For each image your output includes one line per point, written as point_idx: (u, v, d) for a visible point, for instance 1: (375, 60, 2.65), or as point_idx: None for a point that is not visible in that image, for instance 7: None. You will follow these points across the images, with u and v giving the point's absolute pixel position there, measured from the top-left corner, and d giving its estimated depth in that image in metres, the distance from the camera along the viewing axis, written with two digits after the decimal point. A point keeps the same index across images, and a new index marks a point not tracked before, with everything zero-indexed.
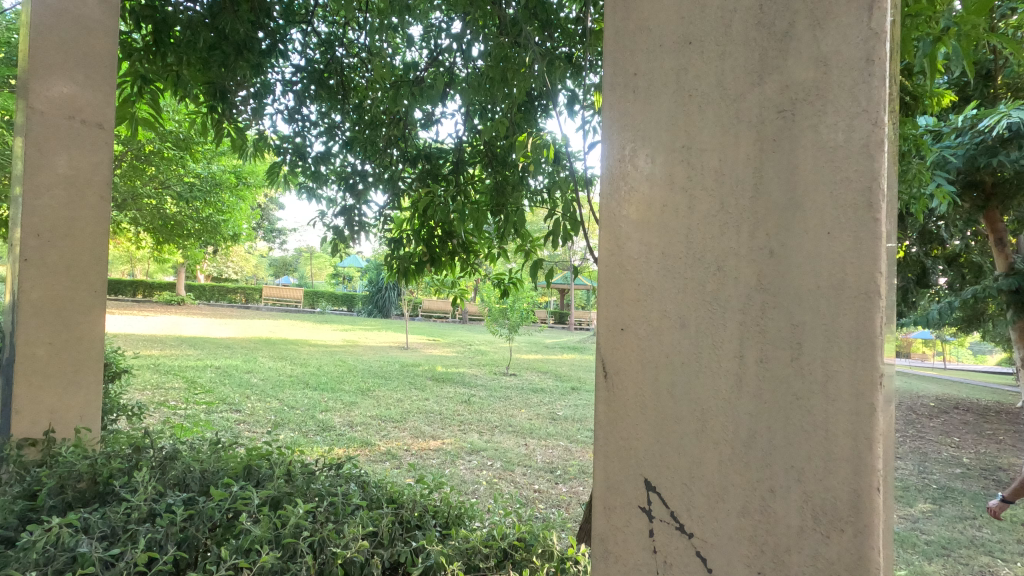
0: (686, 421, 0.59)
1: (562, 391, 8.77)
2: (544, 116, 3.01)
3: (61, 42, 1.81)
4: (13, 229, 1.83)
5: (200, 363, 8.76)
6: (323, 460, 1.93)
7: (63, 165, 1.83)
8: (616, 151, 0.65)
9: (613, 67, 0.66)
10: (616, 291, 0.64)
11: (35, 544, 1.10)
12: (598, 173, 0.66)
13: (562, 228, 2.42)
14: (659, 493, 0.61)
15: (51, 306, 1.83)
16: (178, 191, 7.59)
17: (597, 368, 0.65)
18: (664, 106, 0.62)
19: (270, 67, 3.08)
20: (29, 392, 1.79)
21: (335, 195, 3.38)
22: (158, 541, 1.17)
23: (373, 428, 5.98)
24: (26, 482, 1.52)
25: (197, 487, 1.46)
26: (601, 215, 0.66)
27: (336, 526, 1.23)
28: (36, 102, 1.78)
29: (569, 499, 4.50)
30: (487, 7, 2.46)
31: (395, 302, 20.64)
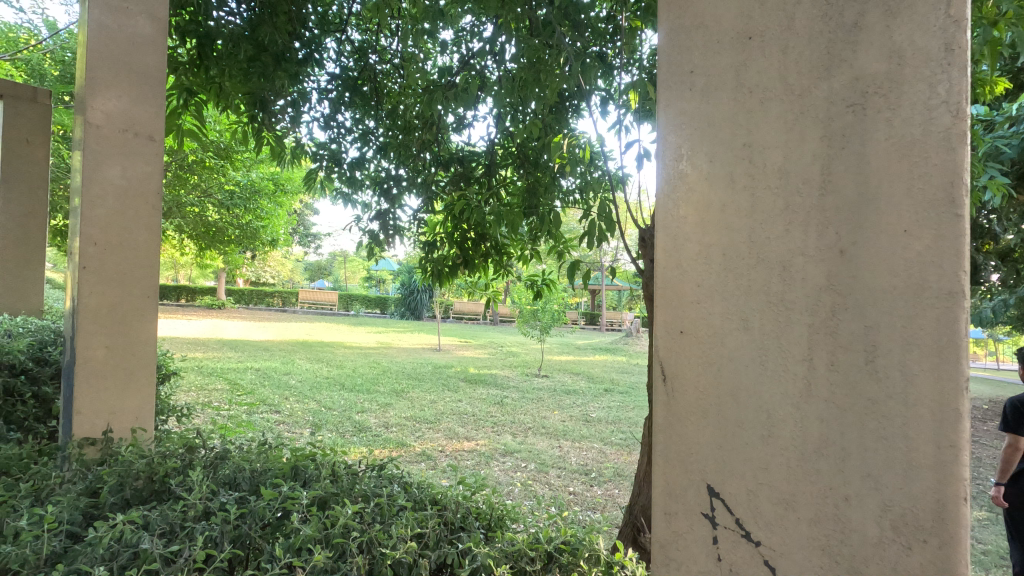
0: (753, 426, 0.57)
1: (595, 393, 8.71)
2: (576, 117, 3.02)
3: (115, 60, 1.90)
4: (70, 238, 1.91)
5: (241, 365, 9.03)
6: (365, 462, 1.96)
7: (119, 176, 1.91)
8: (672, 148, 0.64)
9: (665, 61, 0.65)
10: (674, 292, 0.62)
11: (101, 540, 1.15)
12: (651, 173, 0.65)
13: (597, 227, 2.40)
14: (722, 500, 0.59)
15: (108, 311, 1.91)
16: (220, 199, 7.88)
17: (654, 372, 0.63)
18: (723, 102, 0.61)
19: (307, 75, 3.17)
20: (88, 393, 1.88)
21: (371, 201, 3.44)
22: (214, 539, 1.20)
23: (408, 429, 6.07)
24: (88, 480, 1.59)
25: (247, 486, 1.51)
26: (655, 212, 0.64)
27: (384, 528, 1.25)
28: (93, 116, 1.87)
29: (605, 502, 4.47)
30: (519, 9, 2.48)
31: (427, 304, 20.87)
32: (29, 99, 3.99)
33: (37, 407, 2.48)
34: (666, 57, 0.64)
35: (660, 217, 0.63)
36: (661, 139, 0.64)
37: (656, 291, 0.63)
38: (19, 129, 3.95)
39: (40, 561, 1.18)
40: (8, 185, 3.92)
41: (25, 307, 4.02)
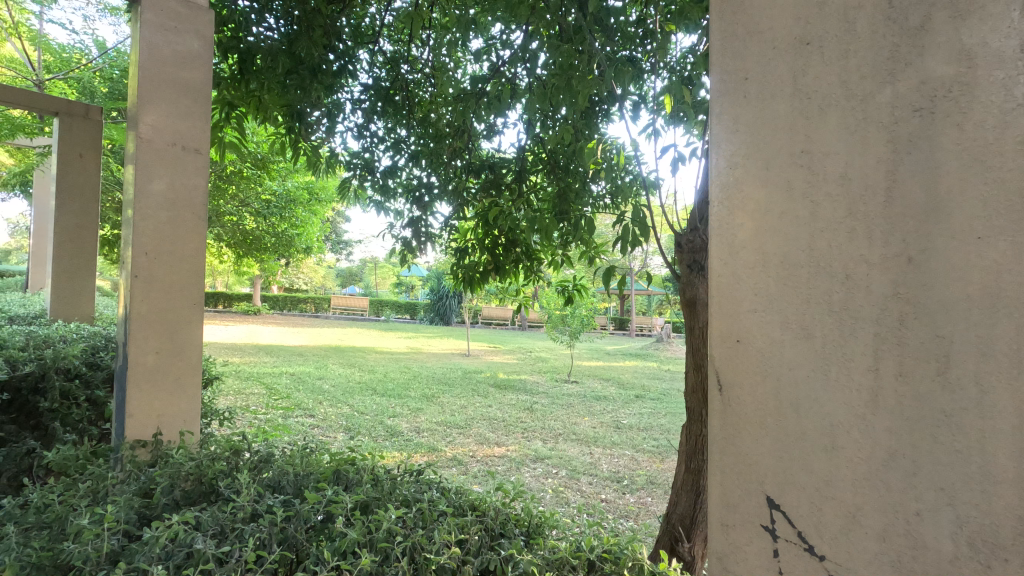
0: (815, 437, 0.59)
1: (626, 399, 8.62)
2: (605, 121, 3.02)
3: (165, 77, 1.98)
4: (123, 248, 2.00)
5: (276, 370, 9.25)
6: (403, 466, 1.99)
7: (164, 188, 1.98)
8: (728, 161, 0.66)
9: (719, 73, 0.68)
10: (732, 303, 0.64)
11: (156, 540, 1.19)
12: (706, 182, 0.67)
13: (631, 232, 2.37)
14: (784, 511, 0.61)
15: (159, 318, 1.99)
16: (257, 208, 8.12)
17: (711, 381, 0.66)
18: (779, 109, 0.62)
19: (341, 87, 3.26)
20: (140, 397, 1.95)
21: (403, 209, 3.49)
22: (263, 540, 1.24)
23: (439, 434, 6.12)
24: (142, 481, 1.65)
25: (291, 490, 1.55)
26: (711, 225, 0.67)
27: (426, 533, 1.26)
28: (144, 131, 1.95)
29: (638, 510, 4.41)
30: (547, 16, 2.50)
31: (456, 309, 21.04)
32: (82, 116, 4.24)
33: (90, 410, 2.60)
34: (723, 67, 0.66)
35: (716, 231, 0.66)
36: (716, 152, 0.66)
37: (711, 303, 0.66)
38: (73, 144, 4.17)
39: (99, 559, 1.23)
40: (63, 197, 4.12)
41: (78, 314, 4.21)
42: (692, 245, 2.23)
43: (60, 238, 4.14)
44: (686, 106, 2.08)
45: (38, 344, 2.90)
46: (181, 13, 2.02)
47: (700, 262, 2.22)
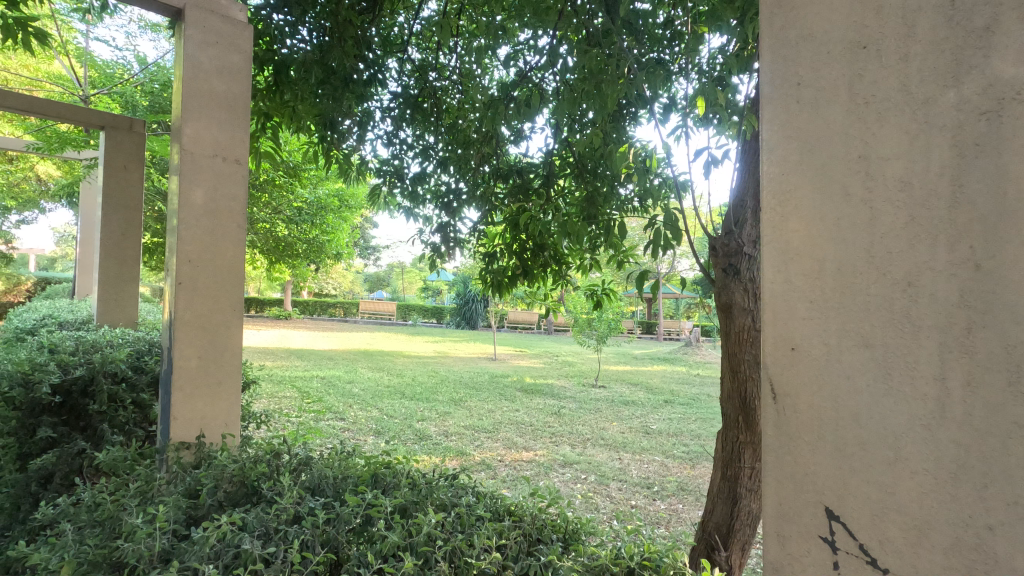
0: (877, 448, 0.59)
1: (655, 404, 8.52)
2: (633, 124, 3.02)
3: (209, 90, 2.05)
4: (166, 256, 2.06)
5: (307, 374, 9.43)
6: (436, 470, 2.00)
7: (202, 198, 2.04)
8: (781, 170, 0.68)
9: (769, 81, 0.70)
10: (786, 312, 0.66)
11: (206, 540, 1.24)
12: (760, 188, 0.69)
13: (662, 235, 2.34)
14: (843, 521, 0.62)
15: (201, 324, 2.05)
16: (289, 215, 8.32)
17: (765, 390, 0.67)
18: (833, 116, 0.63)
19: (371, 95, 3.32)
20: (184, 400, 2.02)
21: (432, 215, 3.53)
22: (308, 541, 1.27)
23: (468, 438, 6.14)
24: (187, 481, 1.70)
25: (331, 493, 1.58)
26: (763, 232, 0.69)
27: (466, 537, 1.28)
28: (188, 143, 2.01)
29: (669, 517, 4.35)
30: (574, 20, 2.50)
31: (482, 314, 21.16)
32: (127, 129, 4.41)
33: (135, 412, 2.69)
34: (775, 76, 0.68)
35: (768, 240, 0.68)
36: (768, 161, 0.68)
37: (764, 313, 0.68)
38: (118, 156, 4.33)
39: (152, 557, 1.28)
40: (109, 207, 4.29)
41: (122, 319, 4.37)
42: (727, 249, 2.22)
43: (106, 246, 4.30)
44: (720, 107, 2.05)
45: (87, 348, 3.02)
46: (222, 28, 2.08)
47: (734, 266, 2.21)
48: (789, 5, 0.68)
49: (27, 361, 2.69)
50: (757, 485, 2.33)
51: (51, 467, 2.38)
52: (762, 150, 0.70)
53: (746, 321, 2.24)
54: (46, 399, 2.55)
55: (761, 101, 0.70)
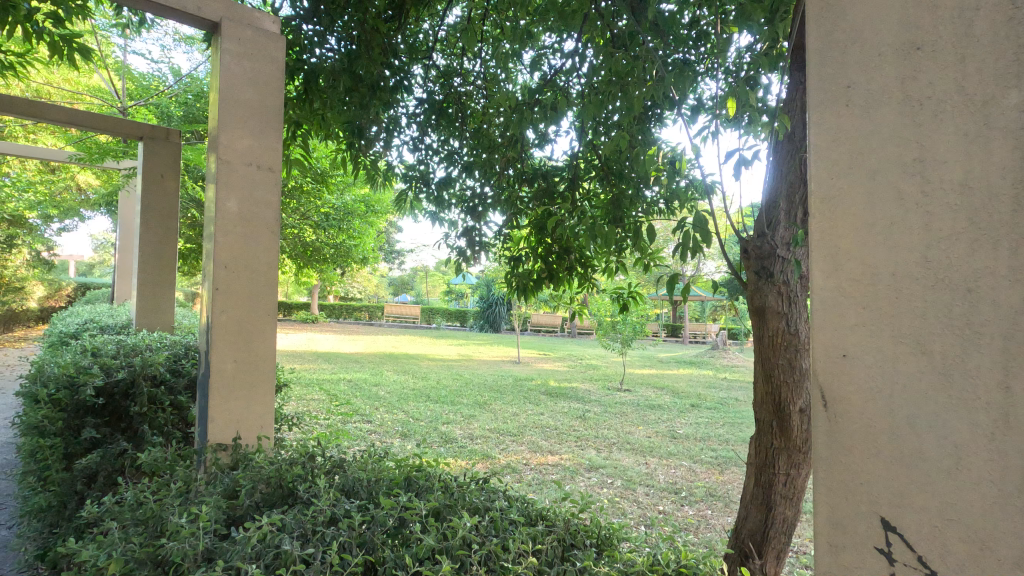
0: (936, 456, 0.63)
1: (681, 408, 8.41)
2: (659, 125, 3.01)
3: (246, 100, 2.12)
4: (204, 262, 2.12)
5: (334, 376, 9.56)
6: (466, 474, 2.01)
7: (234, 207, 2.09)
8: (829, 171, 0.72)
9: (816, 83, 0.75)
10: (836, 318, 0.70)
11: (249, 540, 1.27)
12: (809, 189, 0.73)
13: (691, 239, 2.32)
14: (900, 532, 0.66)
15: (234, 328, 2.10)
16: (317, 220, 8.50)
17: (815, 399, 0.72)
18: (886, 117, 0.68)
19: (398, 102, 3.36)
20: (218, 402, 2.06)
21: (457, 219, 3.52)
22: (347, 544, 1.29)
23: (493, 441, 6.15)
24: (225, 482, 1.74)
25: (365, 495, 1.59)
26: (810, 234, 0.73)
27: (501, 542, 1.28)
28: (224, 153, 2.06)
29: (698, 523, 4.29)
30: (599, 23, 2.50)
31: (505, 317, 21.22)
32: (163, 139, 4.54)
33: (174, 414, 2.77)
34: (823, 78, 0.73)
35: (815, 246, 0.72)
36: (815, 161, 0.73)
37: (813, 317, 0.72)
38: (155, 165, 4.46)
39: (196, 556, 1.32)
40: (147, 216, 4.42)
41: (160, 323, 4.53)
42: (759, 251, 2.18)
43: (144, 252, 4.44)
44: (751, 107, 2.02)
45: (127, 351, 3.12)
46: (258, 40, 2.15)
47: (768, 269, 2.17)
48: (837, 8, 0.73)
49: (72, 363, 2.79)
50: (794, 493, 2.28)
51: (95, 467, 2.48)
52: (810, 151, 0.74)
53: (780, 325, 2.20)
54: (90, 401, 2.66)
55: (808, 104, 0.74)
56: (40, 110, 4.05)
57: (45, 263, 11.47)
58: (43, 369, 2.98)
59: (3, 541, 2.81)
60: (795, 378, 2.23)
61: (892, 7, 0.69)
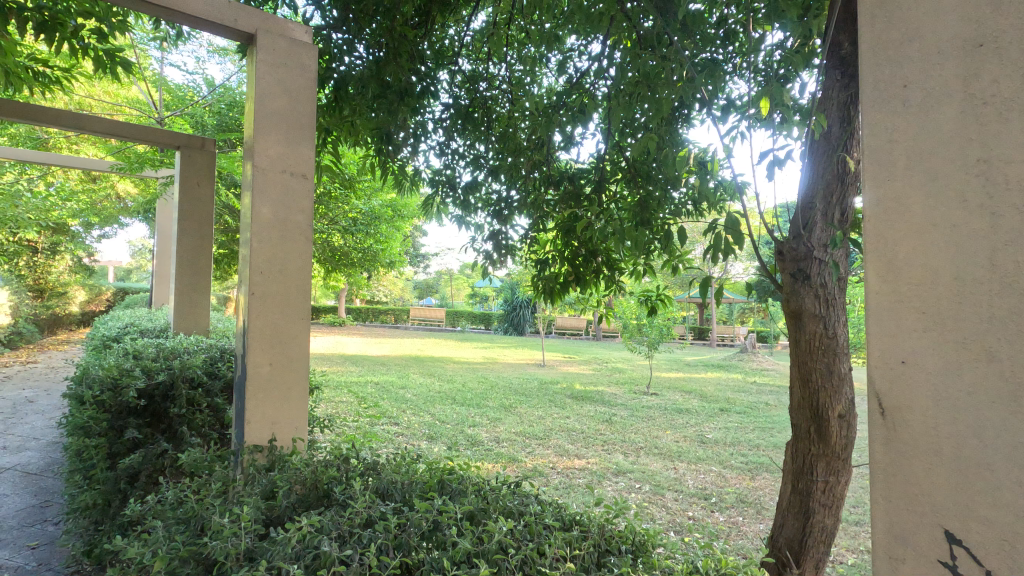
0: (999, 460, 0.73)
1: (709, 413, 8.26)
2: (686, 126, 2.98)
3: (280, 109, 2.16)
4: (240, 266, 2.18)
5: (361, 379, 9.68)
6: (499, 477, 2.01)
7: (268, 213, 2.13)
8: (890, 168, 0.83)
9: (874, 88, 0.86)
10: (896, 327, 0.81)
11: (290, 540, 1.29)
12: (876, 185, 0.84)
13: (722, 241, 2.27)
14: (966, 546, 0.76)
15: (274, 331, 2.15)
16: (346, 225, 8.66)
17: (875, 407, 0.84)
18: (946, 115, 0.78)
19: (424, 107, 3.39)
20: (256, 404, 2.11)
21: (484, 223, 3.51)
22: (385, 546, 1.30)
23: (519, 444, 6.15)
24: (264, 483, 1.78)
25: (399, 498, 1.61)
26: (867, 234, 0.85)
27: (538, 546, 1.29)
28: (260, 161, 2.12)
29: (729, 530, 4.22)
30: (625, 24, 2.47)
31: (530, 320, 21.25)
32: (199, 148, 4.63)
33: (211, 416, 2.87)
34: (882, 82, 0.84)
35: (874, 255, 0.84)
36: (874, 159, 0.84)
37: (873, 320, 0.84)
38: (192, 173, 4.58)
39: (238, 555, 1.35)
40: (184, 223, 4.55)
41: (197, 326, 4.69)
42: (795, 253, 2.12)
43: (182, 256, 4.57)
44: (785, 106, 1.98)
45: (168, 353, 3.22)
46: (286, 48, 2.18)
47: (805, 271, 2.11)
48: (896, 12, 0.84)
49: (115, 366, 2.87)
50: (833, 501, 2.23)
51: (138, 467, 2.58)
52: (870, 151, 0.85)
53: (818, 329, 2.15)
54: (132, 403, 2.75)
55: (866, 106, 0.86)
56: (85, 122, 4.23)
57: (86, 269, 11.87)
58: (87, 371, 3.09)
59: (52, 536, 2.93)
60: (834, 383, 2.17)
61: (948, 15, 0.79)
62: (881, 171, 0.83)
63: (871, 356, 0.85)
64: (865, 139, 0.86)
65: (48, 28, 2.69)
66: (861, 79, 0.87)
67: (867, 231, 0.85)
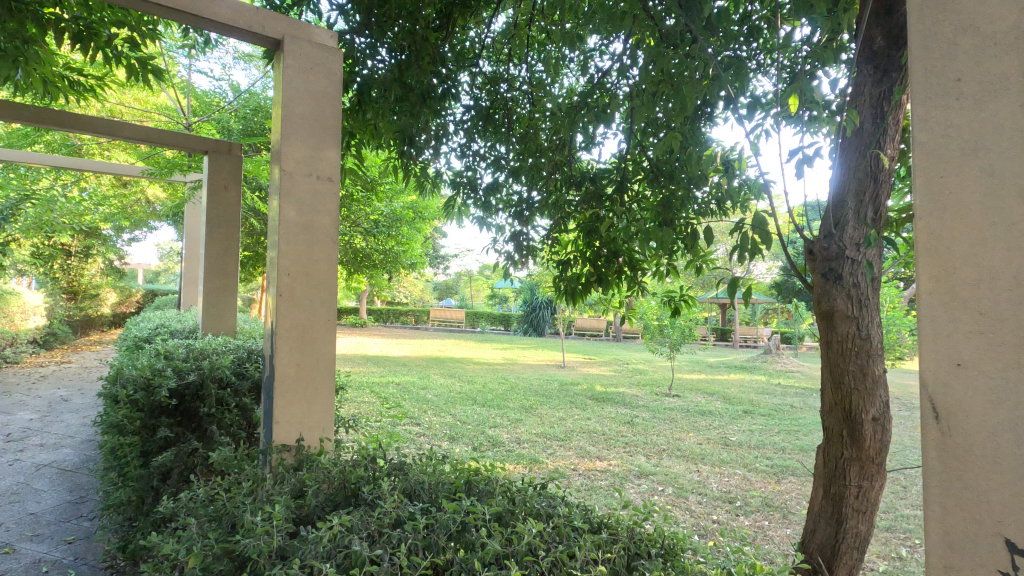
0: None
1: (733, 415, 8.14)
2: (709, 124, 2.95)
3: (304, 113, 2.19)
4: (267, 269, 2.20)
5: (383, 379, 9.78)
6: (524, 478, 2.00)
7: (293, 216, 2.15)
8: (941, 161, 0.86)
9: (925, 79, 0.89)
10: (952, 326, 0.83)
11: (320, 539, 1.31)
12: (927, 181, 0.87)
13: (749, 240, 2.21)
14: None
15: (299, 333, 2.18)
16: (367, 227, 8.76)
17: (929, 411, 0.85)
18: (1001, 108, 0.82)
19: (446, 109, 3.41)
20: (284, 404, 2.14)
21: (505, 224, 3.51)
22: (416, 547, 1.31)
23: (540, 445, 6.14)
24: (291, 482, 1.79)
25: (427, 498, 1.62)
26: (920, 230, 0.87)
27: (567, 549, 1.28)
28: (287, 165, 2.15)
29: (755, 534, 4.15)
30: (648, 24, 2.45)
31: (550, 321, 21.25)
32: (226, 152, 4.72)
33: (239, 415, 2.90)
34: (935, 74, 0.87)
35: (926, 254, 0.86)
36: (926, 151, 0.87)
37: (926, 319, 0.85)
38: (219, 177, 4.66)
39: (269, 554, 1.36)
40: (211, 226, 4.63)
41: (223, 328, 4.77)
42: (826, 252, 2.09)
43: (208, 259, 4.66)
44: (815, 103, 1.93)
45: (197, 354, 3.28)
46: (313, 53, 2.22)
47: (836, 271, 2.07)
48: (948, 5, 0.87)
49: (148, 367, 2.93)
50: (866, 506, 2.19)
51: (169, 465, 2.64)
52: (921, 144, 0.88)
53: (851, 330, 2.10)
54: (164, 402, 2.81)
55: (918, 97, 0.89)
56: (117, 128, 4.34)
57: (117, 272, 12.18)
58: (121, 371, 3.17)
59: (86, 532, 3.01)
60: (867, 386, 2.12)
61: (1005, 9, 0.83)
62: (935, 164, 0.86)
63: (923, 357, 0.86)
64: (918, 133, 0.89)
65: (81, 38, 2.76)
66: (912, 71, 0.90)
67: (919, 227, 0.87)
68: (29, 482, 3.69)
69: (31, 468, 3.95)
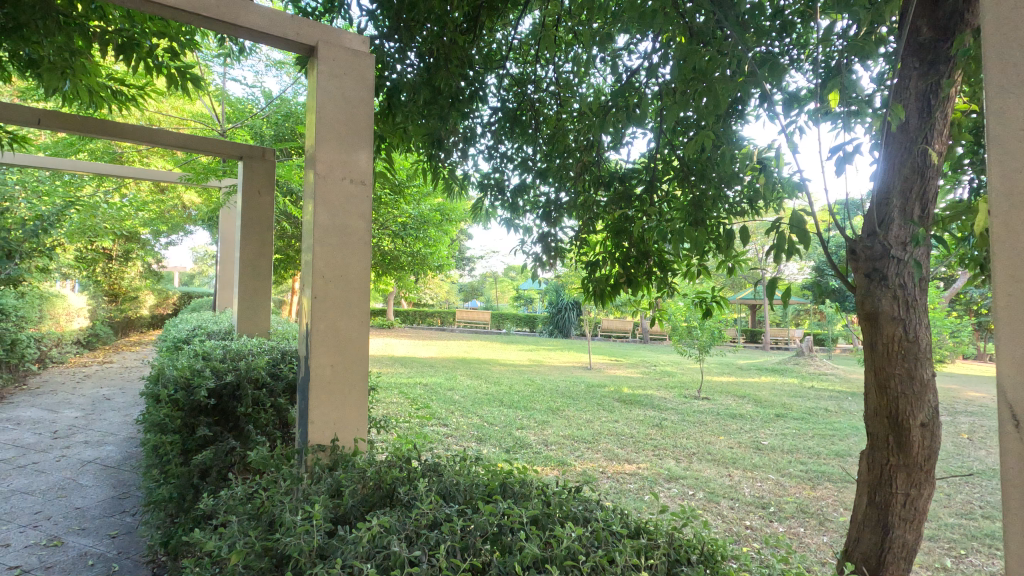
0: None
1: (764, 418, 7.96)
2: (741, 122, 2.90)
3: (336, 118, 2.21)
4: (302, 272, 2.24)
5: (410, 381, 9.86)
6: (558, 480, 1.99)
7: (326, 219, 2.18)
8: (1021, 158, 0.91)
9: (1000, 74, 0.94)
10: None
11: (360, 540, 1.32)
12: (1006, 179, 0.92)
13: (786, 241, 2.13)
14: None
15: (333, 334, 2.20)
16: (395, 230, 8.86)
17: (1008, 417, 0.90)
18: None
19: (474, 112, 3.43)
20: (319, 405, 2.17)
21: (532, 225, 3.49)
22: (454, 549, 1.30)
23: (568, 448, 6.11)
24: (330, 481, 1.81)
25: (462, 499, 1.62)
26: (999, 231, 0.92)
27: (607, 553, 1.27)
28: (322, 169, 2.18)
29: (790, 541, 4.04)
30: (681, 21, 2.42)
31: (575, 322, 21.12)
32: (260, 157, 4.80)
33: (275, 415, 2.97)
34: (1012, 69, 0.92)
35: (1005, 254, 0.92)
36: (1003, 148, 0.92)
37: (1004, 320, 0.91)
38: (253, 182, 4.76)
39: (310, 553, 1.38)
40: (245, 230, 4.73)
41: (256, 329, 4.89)
42: (870, 252, 2.01)
43: (243, 262, 4.77)
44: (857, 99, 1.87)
45: (234, 355, 3.36)
46: (348, 59, 2.25)
47: (882, 271, 1.98)
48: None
49: (188, 367, 3.02)
50: (914, 515, 2.11)
51: (209, 462, 2.71)
52: (997, 139, 0.93)
53: (897, 332, 2.03)
54: (203, 402, 2.88)
55: (993, 92, 0.94)
56: (157, 136, 4.49)
57: (154, 275, 12.58)
58: (162, 371, 3.26)
59: (130, 526, 3.11)
60: (915, 390, 2.05)
61: None
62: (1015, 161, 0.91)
63: (1003, 360, 0.91)
64: (992, 128, 0.94)
65: (125, 50, 2.87)
66: (986, 66, 0.95)
67: (997, 227, 0.92)
68: (75, 477, 3.84)
69: (77, 464, 4.11)
